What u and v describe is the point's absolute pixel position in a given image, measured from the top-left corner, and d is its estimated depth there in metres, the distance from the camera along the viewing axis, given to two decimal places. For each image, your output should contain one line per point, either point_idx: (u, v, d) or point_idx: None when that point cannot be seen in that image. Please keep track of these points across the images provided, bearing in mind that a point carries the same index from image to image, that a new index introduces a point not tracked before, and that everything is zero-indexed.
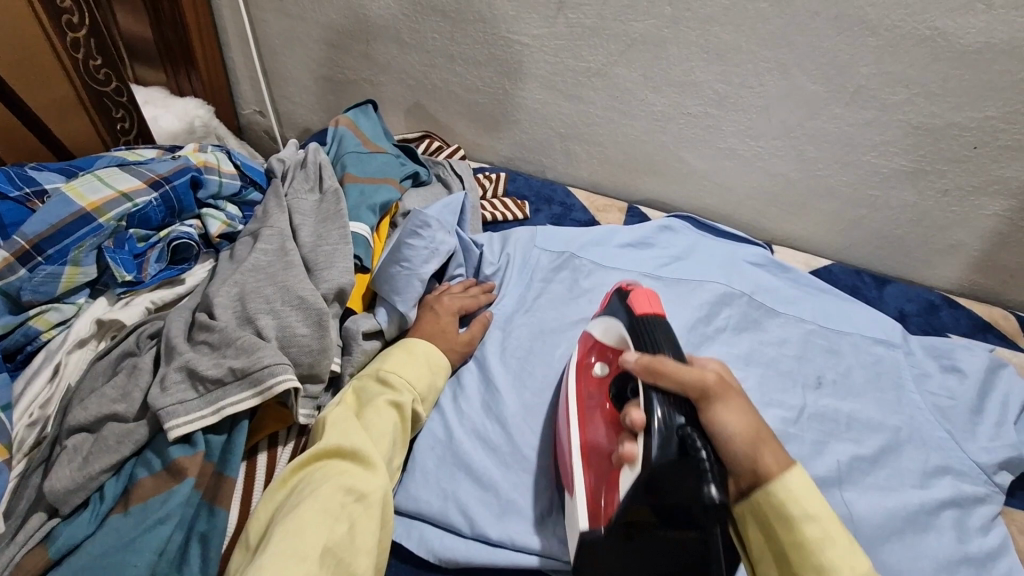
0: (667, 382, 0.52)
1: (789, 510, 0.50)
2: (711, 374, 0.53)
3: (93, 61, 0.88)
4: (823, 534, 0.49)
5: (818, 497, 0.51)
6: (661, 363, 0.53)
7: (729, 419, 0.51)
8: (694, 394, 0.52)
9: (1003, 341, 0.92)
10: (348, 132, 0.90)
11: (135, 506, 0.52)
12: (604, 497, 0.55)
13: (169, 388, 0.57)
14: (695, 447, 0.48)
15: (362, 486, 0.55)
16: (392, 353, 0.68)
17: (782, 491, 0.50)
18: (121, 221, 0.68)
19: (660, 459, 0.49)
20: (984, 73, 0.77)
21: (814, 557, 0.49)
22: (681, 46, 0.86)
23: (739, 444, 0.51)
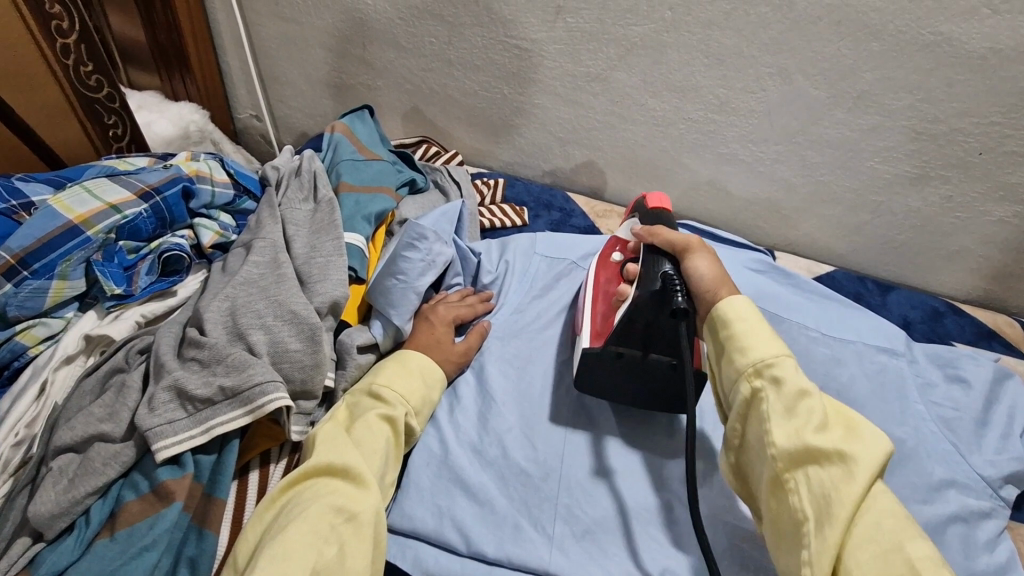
0: (658, 240, 0.66)
1: (724, 315, 0.58)
2: (694, 238, 0.66)
3: (84, 67, 0.87)
4: (747, 326, 0.56)
5: (754, 310, 0.58)
6: (658, 228, 0.68)
7: (703, 265, 0.62)
8: (676, 248, 0.65)
9: (1008, 349, 0.91)
10: (343, 138, 0.88)
11: (121, 531, 0.51)
12: (603, 324, 0.69)
13: (157, 408, 0.56)
14: (674, 286, 0.61)
15: (354, 505, 0.53)
16: (387, 366, 0.67)
17: (725, 306, 0.58)
18: (110, 234, 0.67)
19: (647, 291, 0.63)
20: (991, 79, 0.75)
21: (736, 342, 0.56)
22: (681, 50, 0.85)
23: (705, 282, 0.61)
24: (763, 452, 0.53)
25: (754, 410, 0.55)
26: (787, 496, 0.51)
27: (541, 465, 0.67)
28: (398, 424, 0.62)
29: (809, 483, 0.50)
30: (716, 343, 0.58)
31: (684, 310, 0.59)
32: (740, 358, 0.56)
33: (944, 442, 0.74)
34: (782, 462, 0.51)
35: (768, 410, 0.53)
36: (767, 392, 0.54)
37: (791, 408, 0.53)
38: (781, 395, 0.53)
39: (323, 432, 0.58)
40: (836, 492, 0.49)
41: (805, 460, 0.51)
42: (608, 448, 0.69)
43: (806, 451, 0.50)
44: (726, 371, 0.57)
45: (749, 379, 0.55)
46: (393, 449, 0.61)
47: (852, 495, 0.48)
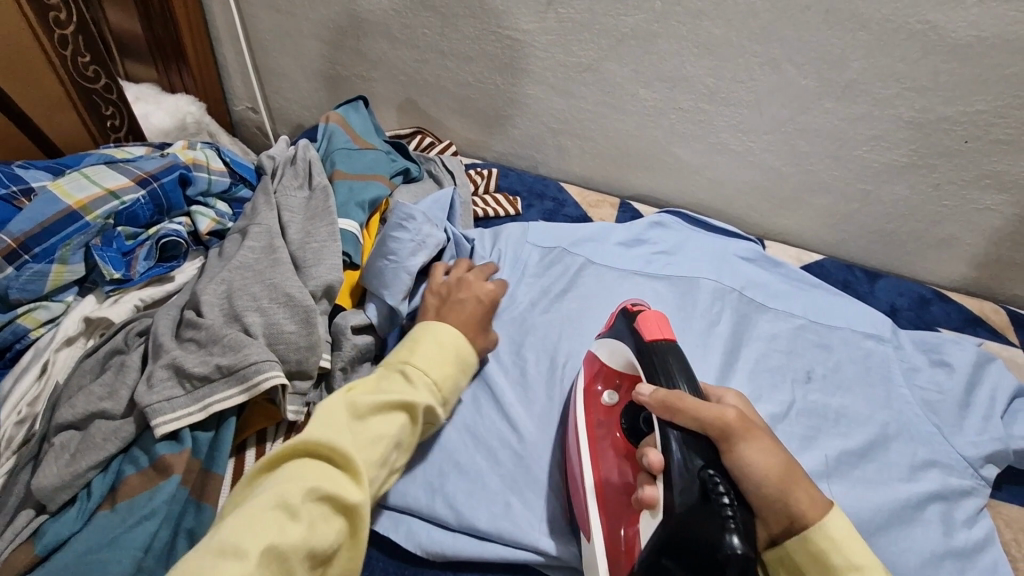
0: (687, 421, 0.52)
1: (830, 556, 0.51)
2: (729, 412, 0.52)
3: (82, 58, 0.88)
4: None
5: (861, 544, 0.52)
6: (680, 399, 0.52)
7: (754, 457, 0.51)
8: (716, 434, 0.51)
9: (993, 335, 0.92)
10: (338, 128, 0.89)
11: (122, 503, 0.53)
12: (624, 535, 0.55)
13: (155, 385, 0.57)
14: (717, 492, 0.48)
15: (338, 489, 0.50)
16: (416, 343, 0.63)
17: (818, 533, 0.51)
18: (109, 219, 0.69)
19: (682, 504, 0.49)
20: (976, 67, 0.76)
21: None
22: (672, 40, 0.86)
23: (767, 483, 0.51)
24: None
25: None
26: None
27: (531, 444, 0.69)
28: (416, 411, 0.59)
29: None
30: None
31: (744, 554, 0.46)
32: None
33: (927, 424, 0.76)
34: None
35: None
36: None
37: None
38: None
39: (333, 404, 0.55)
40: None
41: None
42: None
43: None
44: None
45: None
46: (405, 438, 0.58)
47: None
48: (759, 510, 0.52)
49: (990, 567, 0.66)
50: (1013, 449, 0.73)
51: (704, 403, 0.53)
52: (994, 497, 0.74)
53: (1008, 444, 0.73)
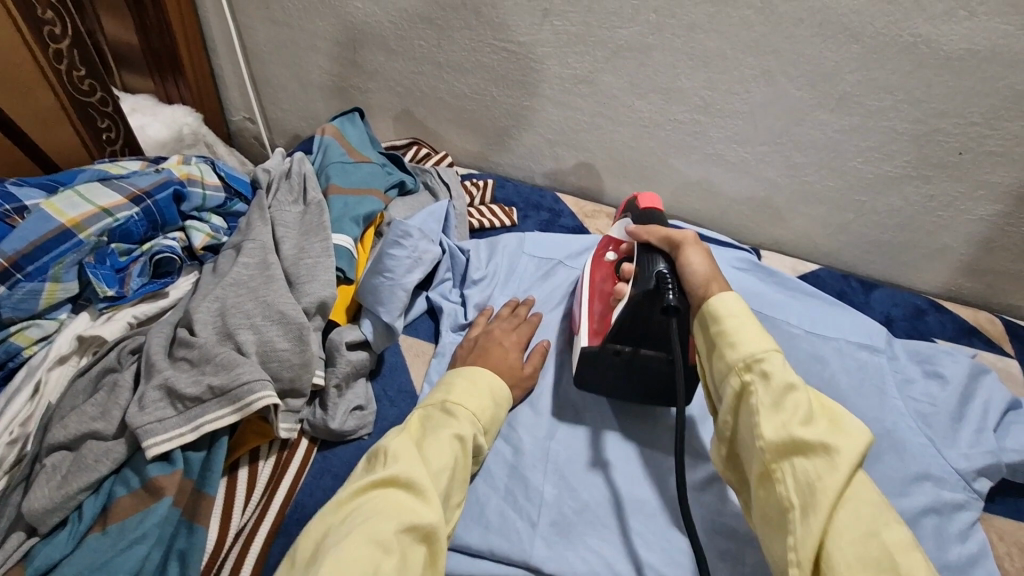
0: (654, 238, 0.66)
1: (712, 306, 0.57)
2: (690, 234, 0.66)
3: (77, 72, 0.88)
4: (738, 322, 0.56)
5: (746, 309, 0.57)
6: (655, 227, 0.67)
7: (696, 260, 0.62)
8: (672, 244, 0.65)
9: (988, 345, 0.92)
10: (334, 141, 0.89)
11: (113, 526, 0.53)
12: (601, 322, 0.70)
13: (147, 407, 0.57)
14: (666, 287, 0.62)
15: (418, 516, 0.50)
16: (455, 381, 0.64)
17: (717, 304, 0.57)
18: (102, 237, 0.68)
19: (639, 290, 0.64)
20: (969, 79, 0.76)
21: (726, 336, 0.55)
22: (666, 52, 0.86)
23: (698, 279, 0.61)
24: (752, 443, 0.52)
25: (744, 404, 0.54)
26: (772, 484, 0.50)
27: (527, 456, 0.70)
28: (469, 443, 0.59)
29: (795, 470, 0.49)
30: (707, 338, 0.58)
31: (675, 306, 0.60)
32: (731, 353, 0.55)
33: (920, 437, 0.76)
34: (769, 453, 0.50)
35: (754, 403, 0.52)
36: (756, 386, 0.53)
37: (778, 401, 0.52)
38: (769, 387, 0.52)
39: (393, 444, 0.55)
40: (821, 482, 0.48)
41: (790, 450, 0.50)
42: (606, 442, 0.71)
43: (792, 444, 0.50)
44: (717, 367, 0.56)
45: (739, 373, 0.54)
46: (462, 469, 0.58)
47: (835, 484, 0.48)
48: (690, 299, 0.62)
49: None
50: (1005, 463, 0.73)
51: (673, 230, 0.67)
52: (987, 510, 0.74)
53: (1000, 457, 0.73)
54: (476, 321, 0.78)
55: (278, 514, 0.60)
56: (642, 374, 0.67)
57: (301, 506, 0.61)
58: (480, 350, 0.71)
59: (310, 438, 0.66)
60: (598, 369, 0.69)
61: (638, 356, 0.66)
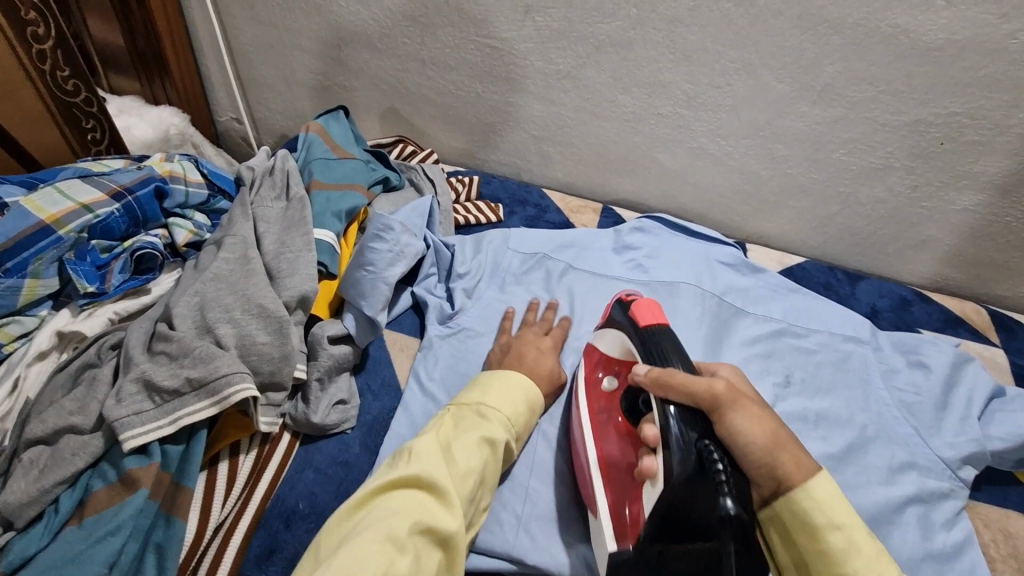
0: (678, 396, 0.52)
1: (813, 517, 0.49)
2: (718, 382, 0.52)
3: (61, 72, 0.88)
4: (849, 540, 0.49)
5: (846, 509, 0.50)
6: (671, 375, 0.53)
7: (747, 429, 0.50)
8: (706, 406, 0.51)
9: (974, 335, 0.93)
10: (317, 138, 0.89)
11: (89, 518, 0.53)
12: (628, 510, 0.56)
13: (124, 400, 0.57)
14: (712, 459, 0.48)
15: (437, 520, 0.50)
16: (491, 385, 0.63)
17: (808, 502, 0.50)
18: (82, 233, 0.69)
19: (680, 475, 0.49)
20: (948, 69, 0.77)
21: (836, 562, 0.48)
22: (648, 47, 0.87)
23: (758, 454, 0.50)
24: None
25: None
26: None
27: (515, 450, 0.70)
28: (498, 449, 0.58)
29: None
30: (804, 552, 0.50)
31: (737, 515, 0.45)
32: None
33: (905, 427, 0.76)
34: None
35: None
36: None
37: None
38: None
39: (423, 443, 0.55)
40: None
41: None
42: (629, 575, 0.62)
43: None
44: None
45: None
46: (489, 474, 0.57)
47: None
48: (754, 476, 0.51)
49: (968, 569, 0.66)
50: (990, 451, 0.73)
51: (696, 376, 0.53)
52: (973, 498, 0.74)
53: (985, 446, 0.73)
54: (504, 329, 0.78)
55: (259, 505, 0.60)
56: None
57: (283, 499, 0.61)
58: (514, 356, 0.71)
59: (292, 432, 0.66)
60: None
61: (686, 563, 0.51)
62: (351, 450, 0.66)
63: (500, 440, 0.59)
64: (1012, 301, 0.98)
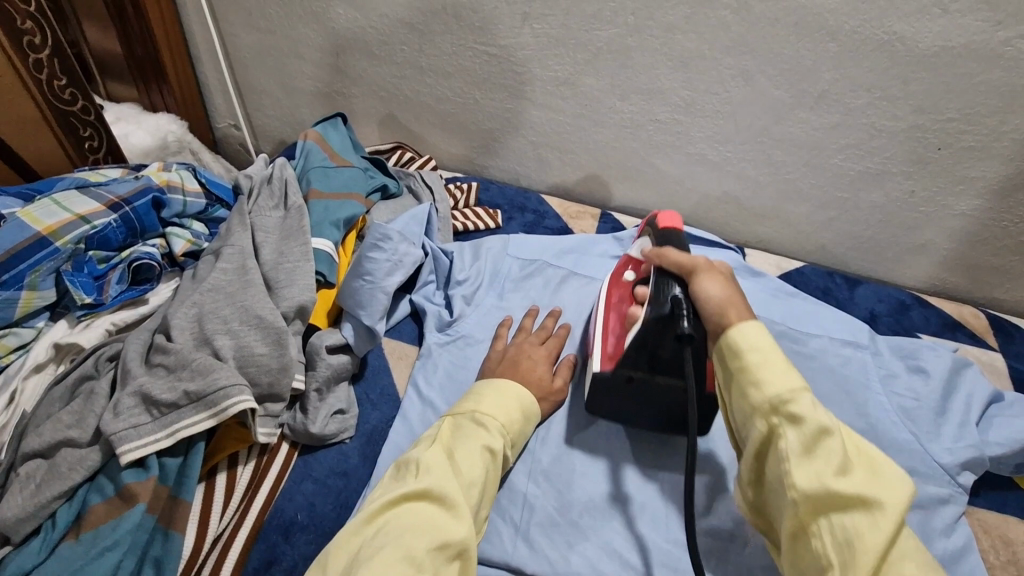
0: (665, 263, 0.61)
1: (731, 337, 0.52)
2: (702, 258, 0.60)
3: (58, 81, 0.88)
4: (763, 357, 0.50)
5: (771, 341, 0.52)
6: (666, 250, 0.62)
7: (711, 288, 0.57)
8: (686, 270, 0.59)
9: (972, 339, 0.93)
10: (315, 146, 0.89)
11: (86, 533, 0.53)
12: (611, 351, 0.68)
13: (122, 413, 0.57)
14: (681, 313, 0.57)
15: (449, 532, 0.50)
16: (485, 393, 0.63)
17: (734, 334, 0.53)
18: (79, 244, 0.68)
19: (654, 315, 0.60)
20: (945, 75, 0.77)
21: (748, 374, 0.50)
22: (645, 54, 0.87)
23: (713, 306, 0.56)
24: (784, 494, 0.47)
25: (772, 449, 0.49)
26: (808, 541, 0.46)
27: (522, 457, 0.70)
28: (497, 457, 0.59)
29: (832, 526, 0.45)
30: (727, 373, 0.53)
31: (689, 335, 0.56)
32: (756, 394, 0.50)
33: (904, 432, 0.76)
34: (802, 506, 0.46)
35: (785, 450, 0.47)
36: (784, 430, 0.48)
37: (810, 447, 0.47)
38: (802, 433, 0.47)
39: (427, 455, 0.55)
40: (860, 538, 0.43)
41: (829, 506, 0.45)
42: (626, 476, 0.68)
43: (829, 496, 0.45)
44: (740, 407, 0.51)
45: (765, 416, 0.49)
46: (490, 482, 0.58)
47: (878, 544, 0.43)
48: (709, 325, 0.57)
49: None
50: (989, 456, 0.73)
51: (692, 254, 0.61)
52: (972, 503, 0.74)
53: (983, 451, 0.73)
54: (500, 335, 0.77)
55: (257, 517, 0.60)
56: (649, 398, 0.65)
57: (281, 511, 0.61)
58: (511, 364, 0.70)
59: (291, 444, 0.66)
60: (608, 395, 0.67)
61: (651, 383, 0.64)
62: (350, 460, 0.66)
63: (498, 448, 0.59)
64: (1011, 305, 0.97)
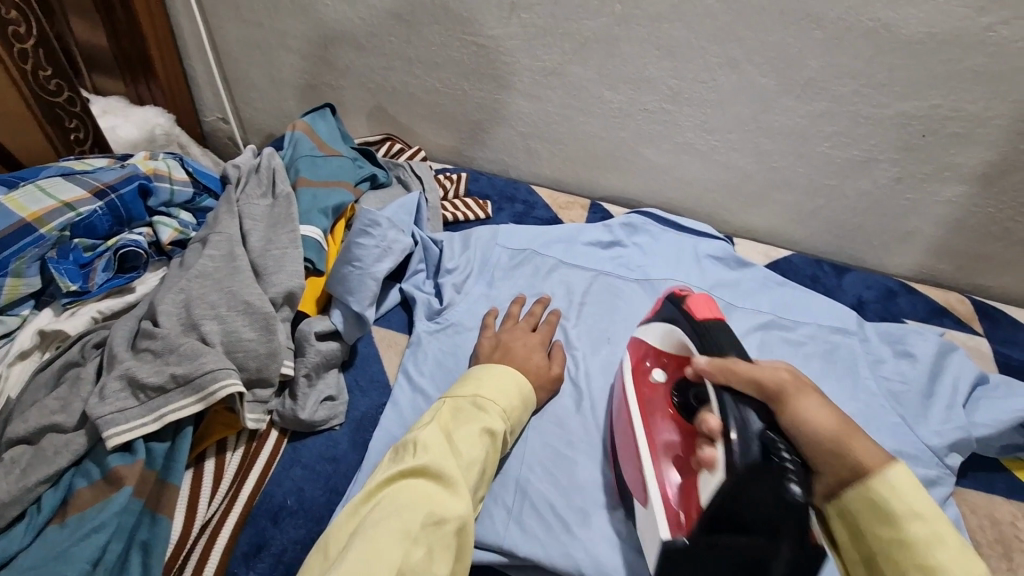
0: (744, 382, 0.56)
1: (891, 505, 0.46)
2: (784, 376, 0.55)
3: (43, 71, 0.87)
4: (931, 537, 0.45)
5: (934, 509, 0.46)
6: (734, 365, 0.57)
7: (812, 417, 0.52)
8: (769, 394, 0.55)
9: (958, 325, 0.94)
10: (304, 136, 0.89)
11: (72, 517, 0.53)
12: (682, 503, 0.57)
13: (108, 397, 0.57)
14: (779, 453, 0.51)
15: (445, 510, 0.50)
16: (482, 374, 0.63)
17: (883, 488, 0.47)
18: (64, 232, 0.68)
19: (744, 464, 0.51)
20: (928, 62, 0.78)
21: (917, 555, 0.44)
22: (633, 43, 0.87)
23: (823, 437, 0.51)
24: None
25: None
26: None
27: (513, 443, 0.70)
28: (497, 439, 0.59)
29: None
30: (878, 548, 0.46)
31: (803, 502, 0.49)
32: None
33: (893, 415, 0.77)
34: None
35: None
36: None
37: None
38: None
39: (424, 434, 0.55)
40: None
41: None
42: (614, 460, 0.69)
43: None
44: None
45: None
46: (491, 462, 0.58)
47: None
48: (821, 466, 0.51)
49: None
50: (975, 438, 0.74)
51: (757, 366, 0.57)
52: (958, 484, 0.75)
53: (970, 432, 0.74)
54: (487, 324, 0.76)
55: (246, 502, 0.59)
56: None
57: (270, 496, 0.61)
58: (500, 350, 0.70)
59: (279, 430, 0.66)
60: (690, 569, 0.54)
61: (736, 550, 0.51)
62: (339, 446, 0.66)
63: (499, 429, 0.59)
64: (996, 291, 0.99)
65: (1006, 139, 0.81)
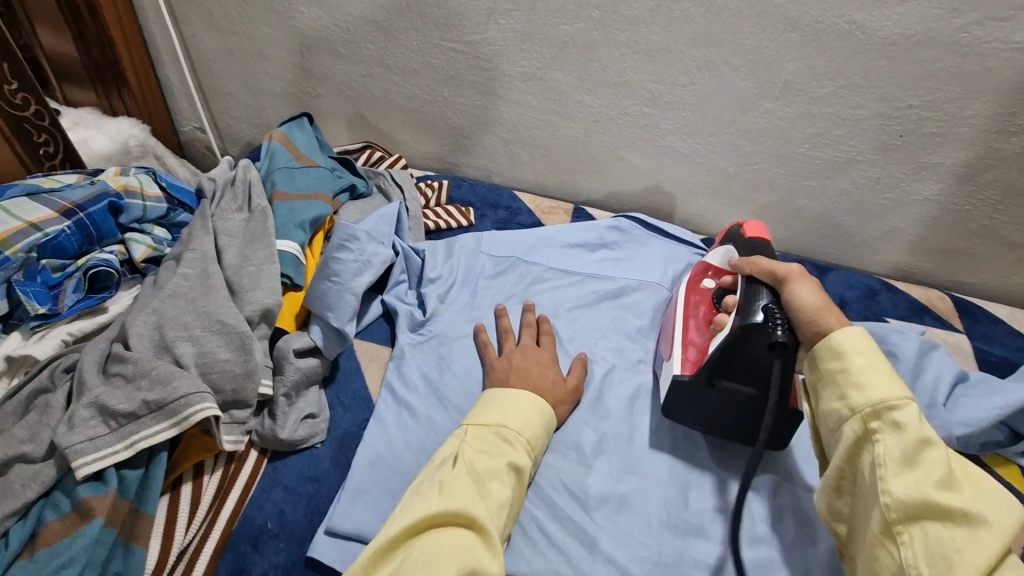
0: (757, 271, 0.63)
1: (837, 343, 0.54)
2: (795, 267, 0.62)
3: (8, 86, 0.85)
4: (868, 363, 0.52)
5: (875, 349, 0.54)
6: (758, 258, 0.64)
7: (804, 295, 0.59)
8: (776, 277, 0.61)
9: (939, 322, 0.95)
10: (280, 146, 0.88)
11: (42, 551, 0.52)
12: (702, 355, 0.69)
13: (77, 426, 0.56)
14: (773, 318, 0.59)
15: (482, 562, 0.49)
16: (504, 402, 0.63)
17: (840, 338, 0.54)
18: (31, 253, 0.67)
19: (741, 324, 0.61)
20: (904, 64, 0.78)
21: (852, 377, 0.52)
22: (612, 47, 0.87)
23: (807, 315, 0.57)
24: (874, 496, 0.49)
25: (867, 454, 0.50)
26: (896, 547, 0.47)
27: None
28: (522, 474, 0.59)
29: (925, 535, 0.46)
30: (825, 374, 0.54)
31: (784, 343, 0.57)
32: (858, 398, 0.51)
33: None
34: (896, 512, 0.47)
35: (886, 458, 0.49)
36: (884, 437, 0.50)
37: (911, 459, 0.48)
38: (901, 440, 0.49)
39: (455, 476, 0.54)
40: (957, 550, 0.45)
41: (926, 514, 0.46)
42: (603, 476, 0.68)
43: (928, 506, 0.46)
44: (836, 411, 0.53)
45: (863, 420, 0.51)
46: (515, 498, 0.58)
47: (976, 557, 0.44)
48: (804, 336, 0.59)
49: None
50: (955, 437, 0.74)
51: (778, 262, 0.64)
52: None
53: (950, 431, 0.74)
54: (485, 341, 0.75)
55: (225, 529, 0.58)
56: (734, 407, 0.65)
57: (250, 520, 0.60)
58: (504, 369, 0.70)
59: (259, 450, 0.65)
60: (686, 400, 0.67)
61: (730, 390, 0.64)
62: (321, 465, 0.65)
63: (525, 464, 0.59)
64: (975, 287, 1.00)
65: (981, 138, 0.82)
